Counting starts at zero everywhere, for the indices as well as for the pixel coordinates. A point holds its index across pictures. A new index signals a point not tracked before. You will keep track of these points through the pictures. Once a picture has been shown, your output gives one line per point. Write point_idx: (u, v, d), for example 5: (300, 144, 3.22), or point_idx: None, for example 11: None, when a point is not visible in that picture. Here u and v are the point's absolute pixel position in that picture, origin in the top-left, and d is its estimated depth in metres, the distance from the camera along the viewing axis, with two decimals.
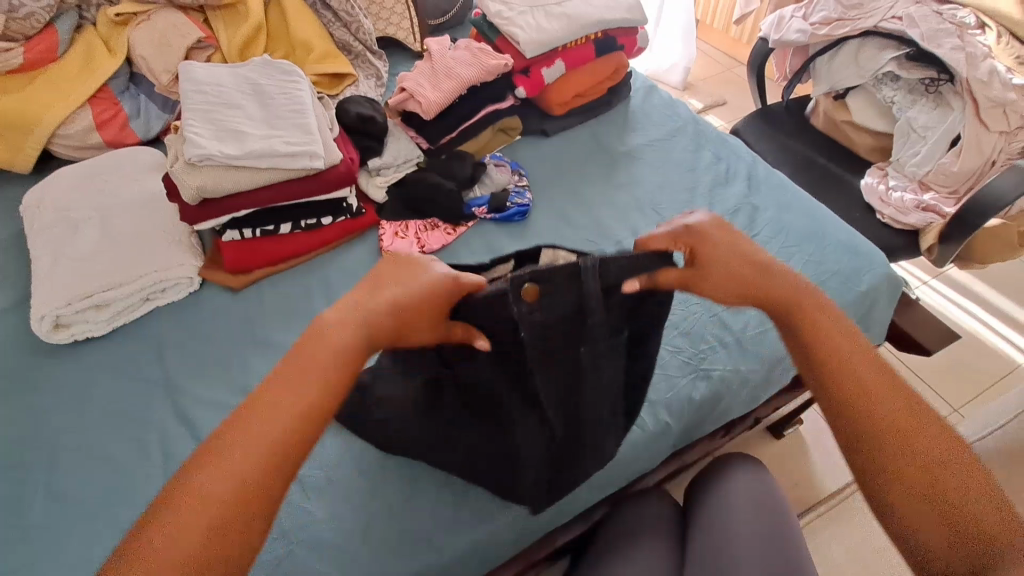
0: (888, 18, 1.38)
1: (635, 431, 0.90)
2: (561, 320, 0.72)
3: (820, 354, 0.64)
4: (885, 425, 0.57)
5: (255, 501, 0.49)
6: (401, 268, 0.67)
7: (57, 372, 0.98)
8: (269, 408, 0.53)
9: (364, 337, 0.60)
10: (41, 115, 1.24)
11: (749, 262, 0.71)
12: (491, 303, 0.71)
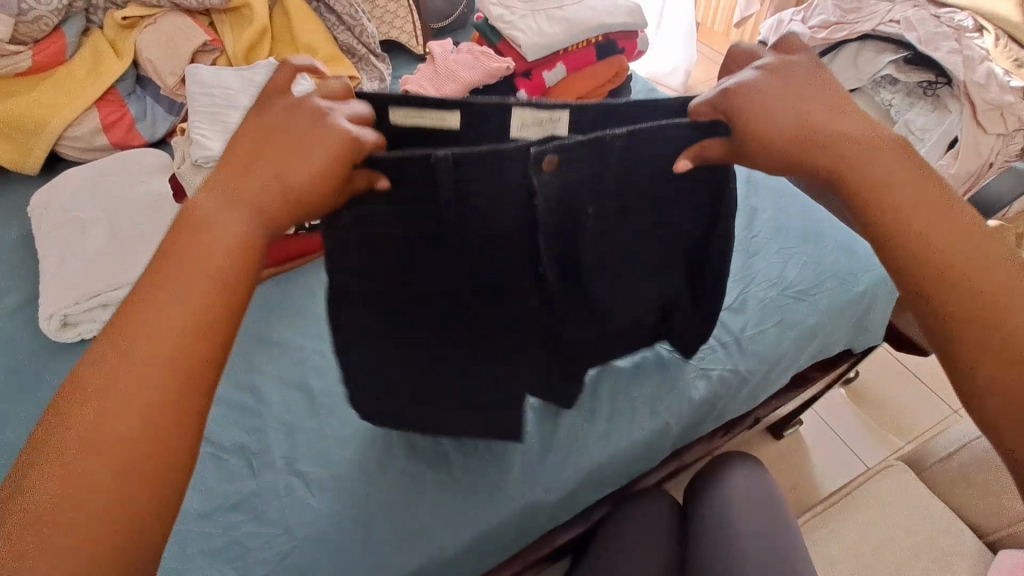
0: (886, 22, 1.40)
1: (634, 430, 0.91)
2: (579, 185, 0.62)
3: (891, 230, 0.52)
4: (984, 324, 0.47)
5: (157, 417, 0.43)
6: (274, 132, 0.55)
7: (64, 370, 0.99)
8: (142, 330, 0.45)
9: (254, 229, 0.51)
10: (49, 117, 1.26)
11: (803, 113, 0.57)
12: (487, 161, 0.59)
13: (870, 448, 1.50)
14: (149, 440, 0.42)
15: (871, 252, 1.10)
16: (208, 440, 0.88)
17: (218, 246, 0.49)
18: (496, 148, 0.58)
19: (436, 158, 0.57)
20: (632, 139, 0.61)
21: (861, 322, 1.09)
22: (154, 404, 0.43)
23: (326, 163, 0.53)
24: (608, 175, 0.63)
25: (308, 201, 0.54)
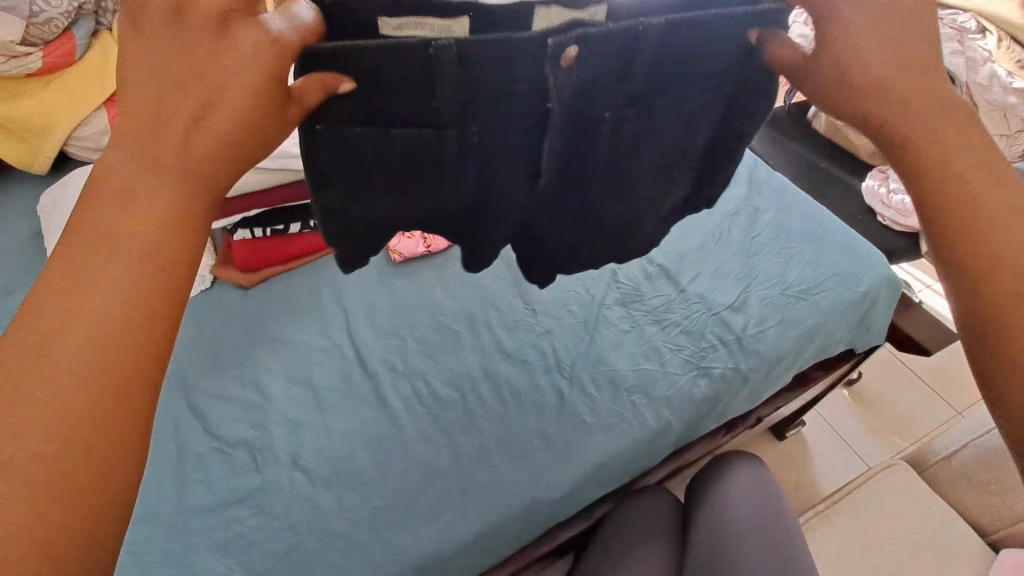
0: None
1: (636, 428, 0.91)
2: (592, 79, 0.53)
3: (927, 181, 0.45)
4: (1006, 284, 0.42)
5: (94, 436, 0.34)
6: (174, 44, 0.39)
7: None
8: (59, 333, 0.35)
9: (189, 194, 0.40)
10: (59, 116, 1.29)
11: (890, 36, 0.45)
12: (492, 49, 0.49)
13: (872, 448, 1.50)
14: (98, 455, 0.34)
15: (871, 252, 1.10)
16: (214, 435, 0.89)
17: (149, 212, 0.38)
18: (502, 37, 0.49)
19: (439, 47, 0.47)
20: (661, 51, 0.53)
21: (862, 322, 1.10)
22: (92, 415, 0.34)
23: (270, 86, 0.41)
24: (634, 80, 0.55)
25: (236, 137, 0.41)
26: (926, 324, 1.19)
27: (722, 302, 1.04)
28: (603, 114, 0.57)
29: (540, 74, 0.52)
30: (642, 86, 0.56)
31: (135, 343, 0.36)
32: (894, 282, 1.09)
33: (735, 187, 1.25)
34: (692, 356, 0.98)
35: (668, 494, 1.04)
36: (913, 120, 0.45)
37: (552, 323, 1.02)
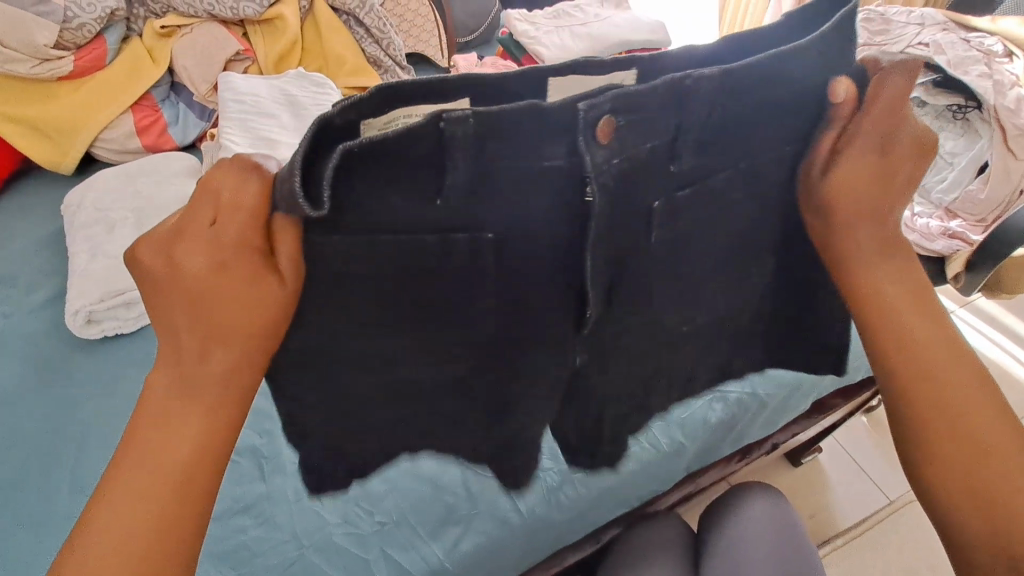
0: (915, 44, 1.40)
1: (647, 450, 0.89)
2: (640, 171, 0.44)
3: (901, 337, 0.54)
4: (953, 418, 0.52)
5: (170, 530, 0.43)
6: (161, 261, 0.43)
7: (89, 363, 1.02)
8: (144, 453, 0.44)
9: (242, 350, 0.46)
10: (89, 120, 1.31)
11: (875, 174, 0.51)
12: (522, 126, 0.39)
13: (892, 479, 1.45)
14: (171, 550, 0.43)
15: None
16: None
17: (220, 374, 0.46)
18: (535, 104, 0.39)
19: (451, 121, 0.37)
20: (713, 124, 0.44)
21: None
22: (165, 518, 0.43)
23: (266, 296, 0.44)
24: (682, 162, 0.46)
25: (263, 306, 0.45)
26: None
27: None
28: (652, 202, 0.47)
29: (572, 161, 0.43)
30: (690, 162, 0.46)
31: (206, 471, 0.45)
32: None
33: None
34: None
35: (677, 521, 1.02)
36: (864, 260, 0.54)
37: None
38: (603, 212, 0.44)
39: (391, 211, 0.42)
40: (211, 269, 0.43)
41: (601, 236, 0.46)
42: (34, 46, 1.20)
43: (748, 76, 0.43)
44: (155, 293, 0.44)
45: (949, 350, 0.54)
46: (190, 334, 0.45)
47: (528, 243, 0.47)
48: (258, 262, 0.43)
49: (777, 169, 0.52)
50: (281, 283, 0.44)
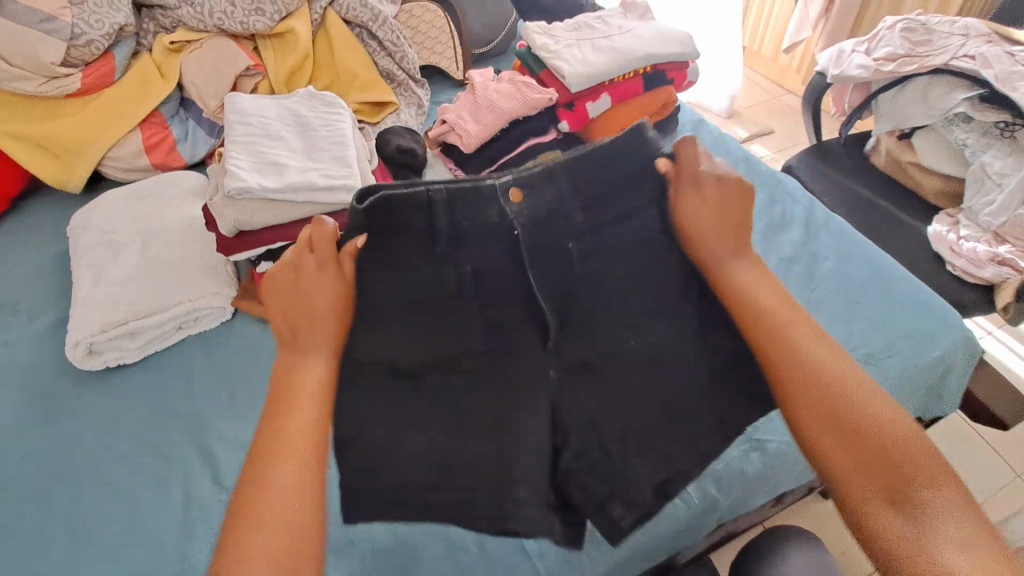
0: (959, 56, 1.29)
1: (678, 505, 0.82)
2: (556, 225, 0.66)
3: (767, 327, 0.62)
4: (825, 390, 0.58)
5: (308, 512, 0.52)
6: (282, 284, 0.63)
7: (90, 396, 0.99)
8: (280, 445, 0.55)
9: (332, 346, 0.62)
10: (96, 137, 1.28)
11: (709, 201, 0.67)
12: (467, 193, 0.64)
13: None
14: (311, 524, 0.52)
15: (947, 313, 0.99)
16: (223, 486, 0.86)
17: (321, 367, 0.60)
18: (472, 182, 0.64)
19: (433, 191, 0.63)
20: (598, 183, 0.66)
21: (933, 390, 0.98)
22: (304, 496, 0.53)
23: (339, 294, 0.63)
24: (581, 215, 0.66)
25: (341, 308, 0.63)
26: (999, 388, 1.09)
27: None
28: (566, 243, 0.66)
29: (503, 218, 0.65)
30: (587, 216, 0.66)
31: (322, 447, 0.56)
32: (971, 348, 0.98)
33: (792, 231, 1.14)
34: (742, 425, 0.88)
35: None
36: (730, 265, 0.66)
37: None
38: (529, 243, 0.65)
39: (402, 255, 0.64)
40: (307, 295, 0.62)
41: (537, 267, 0.66)
42: (40, 63, 1.19)
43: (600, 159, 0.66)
44: (273, 302, 0.63)
45: (824, 351, 0.60)
46: (301, 336, 0.61)
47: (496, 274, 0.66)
48: (337, 281, 0.63)
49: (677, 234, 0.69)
50: (346, 283, 0.63)
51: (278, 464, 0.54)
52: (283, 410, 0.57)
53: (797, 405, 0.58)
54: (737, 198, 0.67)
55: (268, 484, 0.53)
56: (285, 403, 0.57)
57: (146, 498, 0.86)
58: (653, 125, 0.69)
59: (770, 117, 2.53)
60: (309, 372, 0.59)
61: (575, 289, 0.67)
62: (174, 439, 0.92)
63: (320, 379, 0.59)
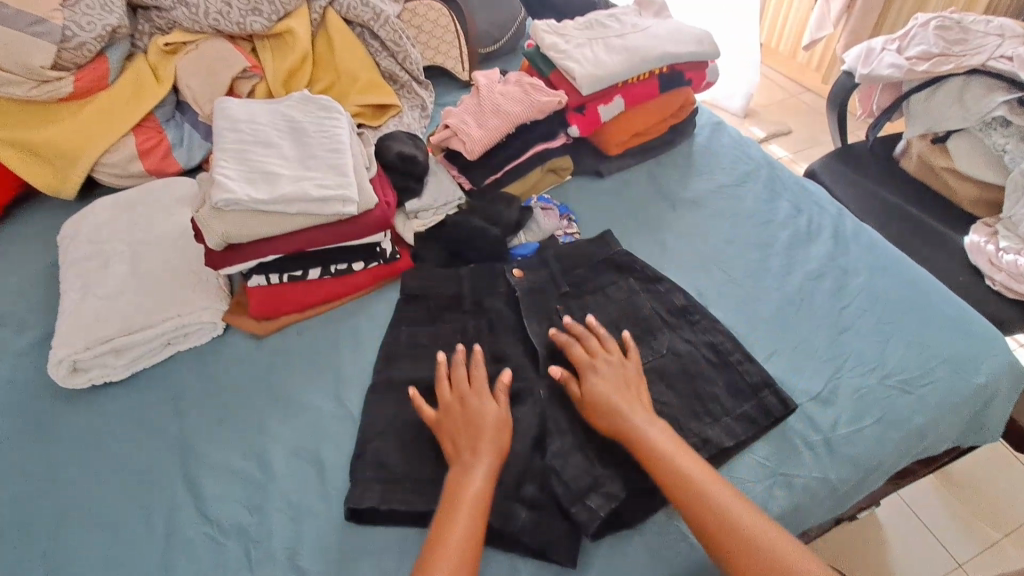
0: (997, 57, 1.21)
1: (696, 549, 0.75)
2: (544, 287, 0.98)
3: (688, 503, 0.71)
4: (751, 548, 0.67)
5: None
6: (451, 414, 0.79)
7: (74, 417, 0.94)
8: (443, 540, 0.68)
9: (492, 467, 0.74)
10: (89, 143, 1.24)
11: (625, 384, 0.81)
12: (484, 273, 1.01)
13: (959, 540, 1.29)
14: None
15: (991, 335, 0.91)
16: (208, 517, 0.81)
17: (483, 476, 0.73)
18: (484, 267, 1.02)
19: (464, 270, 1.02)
20: (567, 267, 1.02)
21: (976, 420, 0.90)
22: None
23: (499, 429, 0.78)
24: (563, 285, 0.99)
25: (499, 432, 0.77)
26: None
27: (805, 391, 0.86)
28: (554, 304, 0.96)
29: (508, 288, 0.99)
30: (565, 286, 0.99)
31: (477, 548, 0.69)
32: (1018, 374, 0.90)
33: (819, 243, 1.06)
34: (767, 458, 0.81)
35: None
36: (657, 439, 0.75)
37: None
38: (525, 297, 0.96)
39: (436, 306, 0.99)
40: (476, 415, 0.78)
41: (531, 314, 0.94)
42: (29, 67, 1.14)
43: (569, 254, 1.03)
44: (443, 432, 0.79)
45: (740, 504, 0.70)
46: (465, 457, 0.75)
47: (502, 323, 0.96)
48: (499, 421, 0.78)
49: (627, 296, 0.97)
50: (505, 422, 0.79)
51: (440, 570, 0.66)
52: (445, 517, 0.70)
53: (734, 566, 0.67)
54: (635, 373, 0.83)
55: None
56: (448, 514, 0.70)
57: (127, 531, 0.81)
58: (611, 239, 1.07)
59: (789, 116, 2.44)
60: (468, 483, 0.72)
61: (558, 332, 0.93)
62: (159, 465, 0.87)
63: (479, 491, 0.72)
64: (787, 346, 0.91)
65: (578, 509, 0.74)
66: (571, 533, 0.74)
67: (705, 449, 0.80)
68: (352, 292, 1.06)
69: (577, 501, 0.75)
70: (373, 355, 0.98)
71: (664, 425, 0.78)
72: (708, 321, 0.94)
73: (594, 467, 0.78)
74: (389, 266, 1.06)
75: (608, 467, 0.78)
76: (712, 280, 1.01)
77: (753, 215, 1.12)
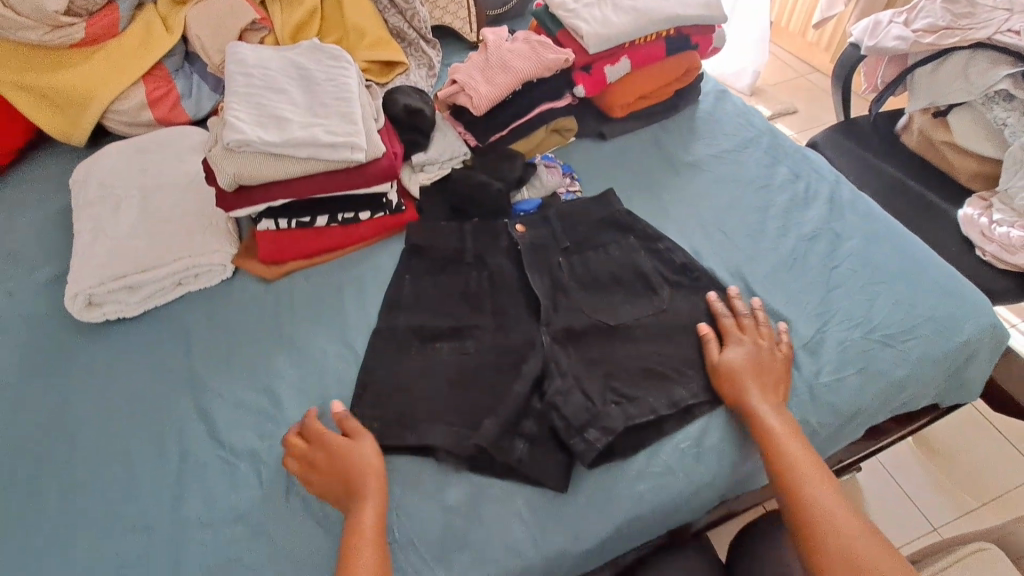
0: (1004, 31, 1.20)
1: (680, 481, 0.80)
2: (546, 241, 1.00)
3: (792, 487, 0.72)
4: (844, 546, 0.66)
5: None
6: (323, 460, 0.76)
7: (89, 350, 0.98)
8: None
9: (373, 495, 0.73)
10: (99, 90, 1.25)
11: (757, 366, 0.82)
12: (487, 227, 1.02)
13: (937, 507, 1.34)
14: None
15: (975, 297, 0.94)
16: (220, 442, 0.86)
17: (371, 506, 0.72)
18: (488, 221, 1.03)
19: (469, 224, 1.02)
20: (569, 222, 1.03)
21: (956, 377, 0.94)
22: None
23: (374, 459, 0.76)
24: (564, 241, 1.01)
25: (375, 465, 0.76)
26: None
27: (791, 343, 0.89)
28: (556, 258, 0.99)
29: (510, 241, 1.01)
30: (568, 242, 1.01)
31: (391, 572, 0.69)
32: (999, 335, 0.93)
33: (816, 207, 1.09)
34: None
35: (704, 555, 0.92)
36: (772, 423, 0.77)
37: (598, 354, 0.88)
38: (527, 250, 0.99)
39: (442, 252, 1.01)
40: (347, 457, 0.76)
41: (533, 266, 0.97)
42: (43, 12, 1.15)
43: (573, 210, 1.04)
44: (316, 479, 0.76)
45: (846, 510, 0.70)
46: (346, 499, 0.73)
47: (504, 273, 0.98)
48: (372, 451, 0.77)
49: (626, 254, 1.00)
50: (373, 450, 0.77)
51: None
52: (353, 558, 0.68)
53: (825, 559, 0.66)
54: (776, 359, 0.84)
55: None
56: (355, 556, 0.68)
57: (143, 453, 0.85)
58: (614, 198, 1.07)
59: (796, 96, 2.43)
60: (362, 523, 0.71)
61: (558, 284, 0.96)
62: (172, 395, 0.91)
63: (377, 529, 0.71)
64: (778, 302, 0.94)
65: (575, 441, 0.78)
66: (566, 463, 0.79)
67: (701, 392, 0.84)
68: (358, 242, 1.09)
69: (576, 434, 0.79)
70: (377, 300, 1.01)
71: (790, 419, 0.79)
72: (705, 277, 0.96)
73: (592, 405, 0.82)
74: (395, 217, 1.08)
75: (608, 408, 0.81)
76: (709, 240, 1.04)
77: (752, 179, 1.14)
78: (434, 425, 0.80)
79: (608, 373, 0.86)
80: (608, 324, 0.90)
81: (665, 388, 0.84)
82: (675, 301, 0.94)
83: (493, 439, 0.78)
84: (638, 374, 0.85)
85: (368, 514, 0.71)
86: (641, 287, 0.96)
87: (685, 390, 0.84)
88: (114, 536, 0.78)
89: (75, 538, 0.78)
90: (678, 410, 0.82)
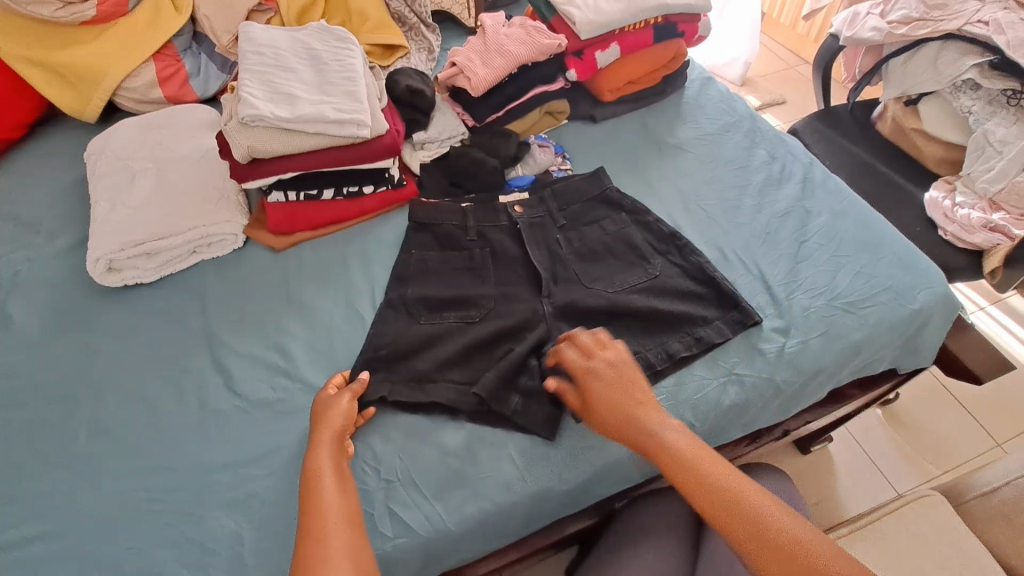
0: (973, 22, 1.27)
1: None
2: (539, 221, 1.07)
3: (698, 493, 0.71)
4: (759, 529, 0.66)
5: (351, 522, 0.69)
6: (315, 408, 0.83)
7: (108, 310, 1.04)
8: (315, 487, 0.71)
9: (332, 432, 0.78)
10: (110, 67, 1.29)
11: (628, 389, 0.80)
12: (485, 206, 1.09)
13: (903, 474, 1.42)
14: (354, 528, 0.68)
15: (931, 269, 1.03)
16: (236, 394, 0.93)
17: (328, 439, 0.77)
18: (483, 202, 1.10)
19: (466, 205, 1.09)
20: (562, 201, 1.10)
21: (911, 342, 1.02)
22: (347, 511, 0.70)
23: (345, 405, 0.82)
24: (561, 220, 1.08)
25: (344, 410, 0.82)
26: (981, 350, 1.13)
27: (771, 320, 0.97)
28: (553, 235, 1.06)
29: (504, 215, 1.08)
30: (563, 220, 1.08)
31: (349, 489, 0.73)
32: (951, 304, 1.01)
33: (790, 186, 1.17)
34: (726, 361, 0.94)
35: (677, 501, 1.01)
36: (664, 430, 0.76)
37: (597, 320, 0.96)
38: (523, 226, 1.06)
39: (443, 225, 1.07)
40: (327, 404, 0.82)
41: (532, 240, 1.04)
42: None
43: (563, 185, 1.11)
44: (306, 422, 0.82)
45: (755, 494, 0.69)
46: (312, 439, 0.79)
47: (499, 244, 1.05)
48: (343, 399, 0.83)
49: (622, 228, 1.07)
50: (346, 398, 0.83)
51: (333, 528, 0.67)
52: (315, 487, 0.71)
53: (757, 547, 0.65)
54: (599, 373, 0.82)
55: (329, 544, 0.65)
56: (318, 473, 0.73)
57: (165, 401, 0.93)
58: (604, 175, 1.13)
59: (785, 87, 2.49)
60: (321, 457, 0.75)
61: (560, 258, 1.03)
62: (190, 351, 0.99)
63: (336, 466, 0.75)
64: (750, 273, 1.03)
65: None
66: (559, 415, 0.87)
67: (696, 344, 0.93)
68: (362, 215, 1.15)
69: None
70: (378, 268, 1.08)
71: (665, 416, 0.78)
72: (690, 245, 1.05)
73: None
74: (396, 192, 1.15)
75: None
76: (690, 217, 1.11)
77: (730, 160, 1.22)
78: (434, 381, 0.89)
79: (610, 334, 0.94)
80: (604, 293, 0.98)
81: (666, 340, 0.93)
82: (668, 270, 1.02)
83: (493, 390, 0.86)
84: (637, 332, 0.95)
85: (325, 449, 0.76)
86: (633, 257, 1.04)
87: (677, 353, 0.92)
88: (136, 475, 0.85)
89: (102, 476, 0.85)
90: (676, 360, 0.92)
